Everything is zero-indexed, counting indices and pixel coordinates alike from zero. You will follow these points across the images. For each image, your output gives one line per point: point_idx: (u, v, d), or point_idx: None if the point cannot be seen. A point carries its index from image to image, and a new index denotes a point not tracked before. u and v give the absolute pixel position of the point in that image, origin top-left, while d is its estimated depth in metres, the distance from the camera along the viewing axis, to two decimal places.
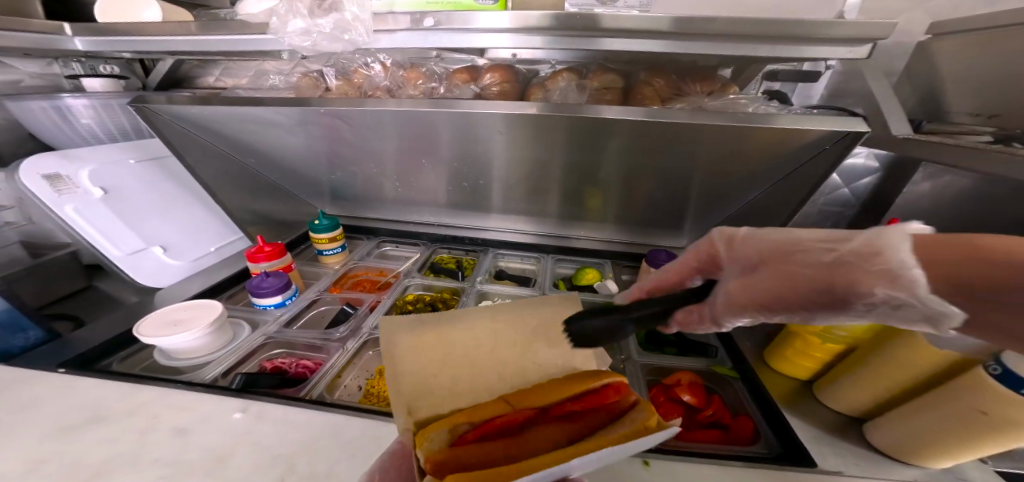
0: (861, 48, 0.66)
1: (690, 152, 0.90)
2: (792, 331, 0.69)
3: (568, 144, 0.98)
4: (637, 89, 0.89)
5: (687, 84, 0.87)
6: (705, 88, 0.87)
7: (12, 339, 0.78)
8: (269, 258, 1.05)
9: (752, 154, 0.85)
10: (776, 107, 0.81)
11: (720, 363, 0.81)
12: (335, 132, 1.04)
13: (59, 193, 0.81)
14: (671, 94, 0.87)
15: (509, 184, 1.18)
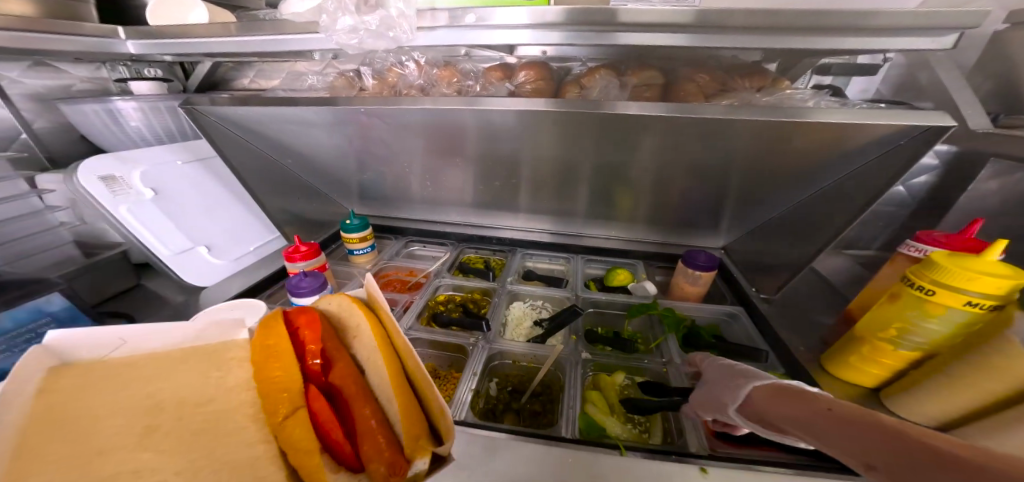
0: (946, 38, 0.61)
1: (737, 150, 0.86)
2: (857, 335, 0.62)
3: (603, 142, 0.95)
4: (680, 85, 0.86)
5: (734, 78, 0.84)
6: (754, 83, 0.83)
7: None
8: (306, 258, 1.07)
9: (804, 151, 0.81)
10: (837, 101, 0.77)
11: (772, 368, 0.77)
12: (369, 131, 1.04)
13: (114, 194, 0.85)
14: (716, 89, 0.83)
15: (540, 183, 1.17)
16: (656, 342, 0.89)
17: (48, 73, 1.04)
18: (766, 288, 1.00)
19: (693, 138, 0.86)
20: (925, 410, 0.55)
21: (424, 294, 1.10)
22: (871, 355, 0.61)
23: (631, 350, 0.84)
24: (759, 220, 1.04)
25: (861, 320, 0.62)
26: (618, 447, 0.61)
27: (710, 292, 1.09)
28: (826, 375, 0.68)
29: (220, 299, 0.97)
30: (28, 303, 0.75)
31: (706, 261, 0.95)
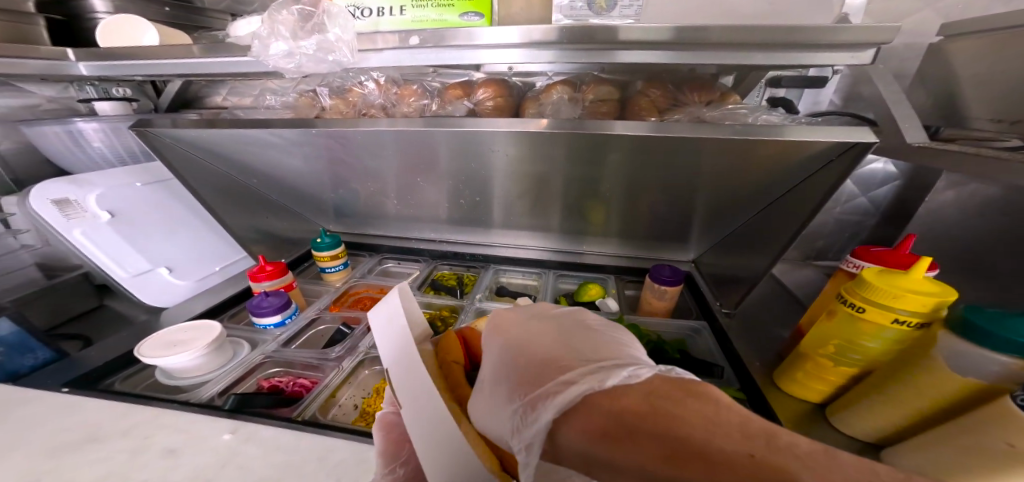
0: (864, 54, 0.61)
1: (693, 165, 0.87)
2: (800, 351, 0.65)
3: (567, 159, 0.96)
4: (633, 100, 0.87)
5: (684, 93, 0.85)
6: (703, 98, 0.84)
7: (21, 358, 0.78)
8: (271, 278, 1.06)
9: (754, 167, 0.82)
10: (779, 116, 0.78)
11: (729, 384, 0.75)
12: (330, 150, 1.05)
13: (68, 217, 0.84)
14: (667, 104, 0.85)
15: (506, 199, 1.17)
16: None
17: (12, 93, 1.05)
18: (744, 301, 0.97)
19: (659, 154, 0.85)
20: (865, 426, 0.57)
21: None
22: (814, 372, 0.63)
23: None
24: (726, 233, 1.04)
25: (804, 338, 0.63)
26: None
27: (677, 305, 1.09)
28: (773, 391, 0.69)
29: (179, 319, 0.96)
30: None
31: (671, 275, 0.94)
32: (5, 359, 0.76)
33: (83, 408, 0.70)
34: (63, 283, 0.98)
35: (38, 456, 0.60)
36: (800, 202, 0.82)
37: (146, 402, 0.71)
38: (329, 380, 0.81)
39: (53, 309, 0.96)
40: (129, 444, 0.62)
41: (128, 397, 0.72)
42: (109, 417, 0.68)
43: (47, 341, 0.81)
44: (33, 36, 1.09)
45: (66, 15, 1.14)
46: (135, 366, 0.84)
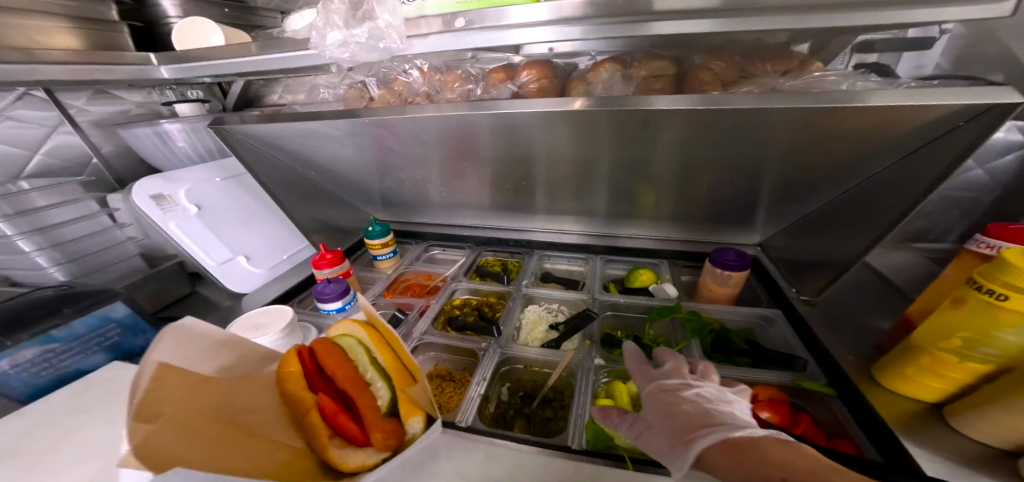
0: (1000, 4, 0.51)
1: (768, 138, 0.79)
2: (912, 345, 0.59)
3: (617, 140, 0.91)
4: (693, 74, 0.80)
5: (755, 64, 0.77)
6: (778, 68, 0.76)
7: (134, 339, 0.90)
8: (331, 265, 1.13)
9: (839, 139, 0.73)
10: (878, 81, 0.69)
11: (810, 378, 0.70)
12: (379, 140, 1.08)
13: (164, 211, 0.94)
14: (734, 77, 0.77)
15: (553, 184, 1.15)
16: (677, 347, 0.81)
17: (107, 100, 1.18)
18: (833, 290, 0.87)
19: (716, 129, 0.80)
20: (997, 429, 0.51)
21: (440, 300, 1.11)
22: (931, 368, 0.57)
23: (647, 357, 0.79)
24: (802, 213, 0.94)
25: (917, 331, 0.58)
26: (624, 460, 0.60)
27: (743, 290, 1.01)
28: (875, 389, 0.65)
29: (254, 305, 1.05)
30: (95, 312, 0.81)
31: (737, 259, 0.88)
32: (122, 339, 0.87)
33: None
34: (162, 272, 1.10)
35: None
36: (911, 173, 0.72)
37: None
38: None
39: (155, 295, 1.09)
40: None
41: None
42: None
43: (155, 325, 0.92)
44: (120, 43, 1.20)
45: (144, 22, 1.23)
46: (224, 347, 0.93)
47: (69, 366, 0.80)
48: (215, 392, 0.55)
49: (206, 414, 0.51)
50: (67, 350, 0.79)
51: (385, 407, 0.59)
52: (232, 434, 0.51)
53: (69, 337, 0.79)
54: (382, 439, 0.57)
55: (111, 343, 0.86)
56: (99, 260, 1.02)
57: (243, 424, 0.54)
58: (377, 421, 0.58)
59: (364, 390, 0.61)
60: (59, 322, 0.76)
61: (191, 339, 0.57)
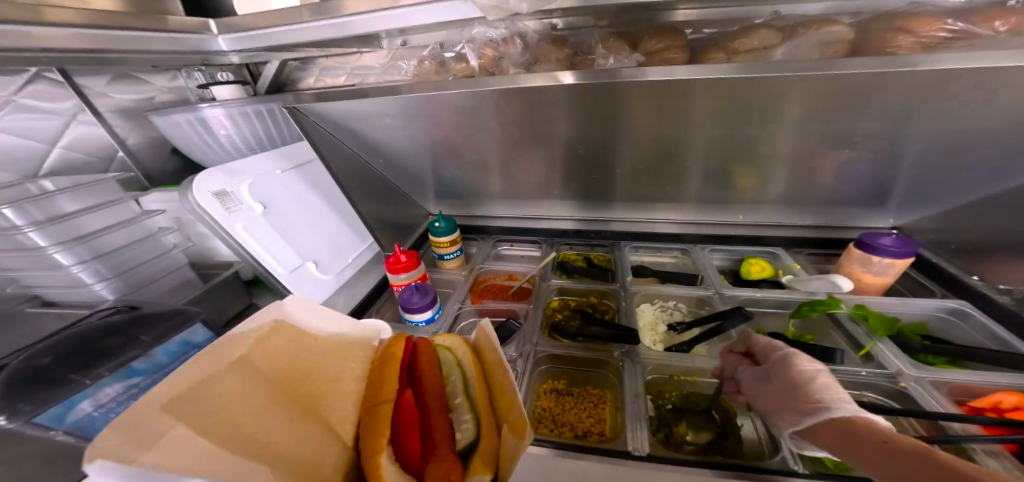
0: None
1: (935, 105, 0.70)
2: None
3: (750, 113, 0.81)
4: (882, 39, 0.69)
5: (971, 23, 0.64)
6: (1000, 26, 0.64)
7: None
8: (408, 269, 0.99)
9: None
10: None
11: None
12: (467, 121, 0.94)
13: (229, 211, 0.78)
14: (937, 41, 0.65)
15: (653, 168, 1.03)
16: (863, 349, 0.70)
17: (131, 85, 1.03)
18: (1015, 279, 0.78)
19: (844, 104, 0.74)
20: None
21: (538, 302, 0.99)
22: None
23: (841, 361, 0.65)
24: (958, 195, 0.86)
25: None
26: None
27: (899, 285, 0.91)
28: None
29: None
30: (175, 336, 0.71)
31: (894, 244, 0.79)
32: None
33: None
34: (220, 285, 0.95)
35: None
36: None
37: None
38: (516, 388, 0.74)
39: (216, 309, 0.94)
40: None
41: None
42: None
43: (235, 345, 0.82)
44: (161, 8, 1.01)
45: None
46: None
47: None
48: (267, 368, 0.44)
49: (223, 404, 0.38)
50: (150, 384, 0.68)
51: (461, 446, 0.45)
52: (284, 403, 0.42)
53: (152, 369, 0.68)
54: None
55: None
56: (146, 272, 0.89)
57: (302, 409, 0.43)
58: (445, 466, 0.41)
59: (440, 416, 0.47)
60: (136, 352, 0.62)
61: (291, 330, 0.49)
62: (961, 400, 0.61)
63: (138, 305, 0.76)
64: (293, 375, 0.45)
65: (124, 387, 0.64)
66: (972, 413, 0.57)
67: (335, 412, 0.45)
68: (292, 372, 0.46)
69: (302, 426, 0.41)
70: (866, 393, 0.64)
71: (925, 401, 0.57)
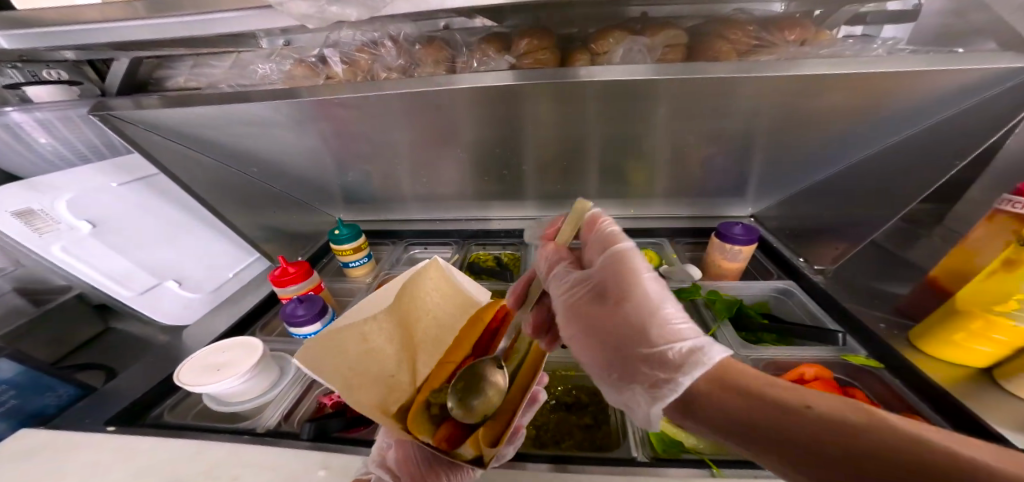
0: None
1: (756, 106, 0.81)
2: (944, 311, 0.64)
3: (608, 114, 0.88)
4: (708, 44, 0.80)
5: (772, 33, 0.78)
6: (795, 37, 0.78)
7: (40, 399, 0.65)
8: (296, 281, 0.91)
9: (824, 110, 0.79)
10: (858, 50, 0.76)
11: (852, 352, 0.70)
12: (347, 126, 0.91)
13: (41, 234, 0.72)
14: (750, 46, 0.78)
15: (546, 168, 1.07)
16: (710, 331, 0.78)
17: None
18: (819, 258, 0.95)
19: (700, 104, 0.83)
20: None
21: None
22: (980, 331, 0.59)
23: None
24: (791, 185, 0.99)
25: (962, 293, 0.60)
26: (708, 466, 0.57)
27: (752, 267, 1.03)
28: (930, 359, 0.66)
29: (203, 341, 0.84)
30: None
31: (742, 233, 0.88)
32: (19, 402, 0.63)
33: (140, 450, 0.57)
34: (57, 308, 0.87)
35: None
36: (890, 129, 0.80)
37: (214, 437, 0.60)
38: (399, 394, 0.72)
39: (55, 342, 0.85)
40: None
41: (177, 431, 0.61)
42: (181, 461, 0.55)
43: (67, 375, 0.67)
44: None
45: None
46: (176, 394, 0.71)
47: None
48: (406, 307, 0.59)
49: (410, 315, 0.60)
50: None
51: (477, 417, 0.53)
52: (375, 353, 0.54)
53: None
54: (447, 435, 0.52)
55: (5, 411, 0.61)
56: None
57: (418, 339, 0.61)
58: (457, 426, 0.54)
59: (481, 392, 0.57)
60: None
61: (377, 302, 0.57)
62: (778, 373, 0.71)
63: None
64: (363, 342, 0.53)
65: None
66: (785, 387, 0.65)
67: (421, 364, 0.60)
68: (368, 343, 0.53)
69: (417, 356, 0.60)
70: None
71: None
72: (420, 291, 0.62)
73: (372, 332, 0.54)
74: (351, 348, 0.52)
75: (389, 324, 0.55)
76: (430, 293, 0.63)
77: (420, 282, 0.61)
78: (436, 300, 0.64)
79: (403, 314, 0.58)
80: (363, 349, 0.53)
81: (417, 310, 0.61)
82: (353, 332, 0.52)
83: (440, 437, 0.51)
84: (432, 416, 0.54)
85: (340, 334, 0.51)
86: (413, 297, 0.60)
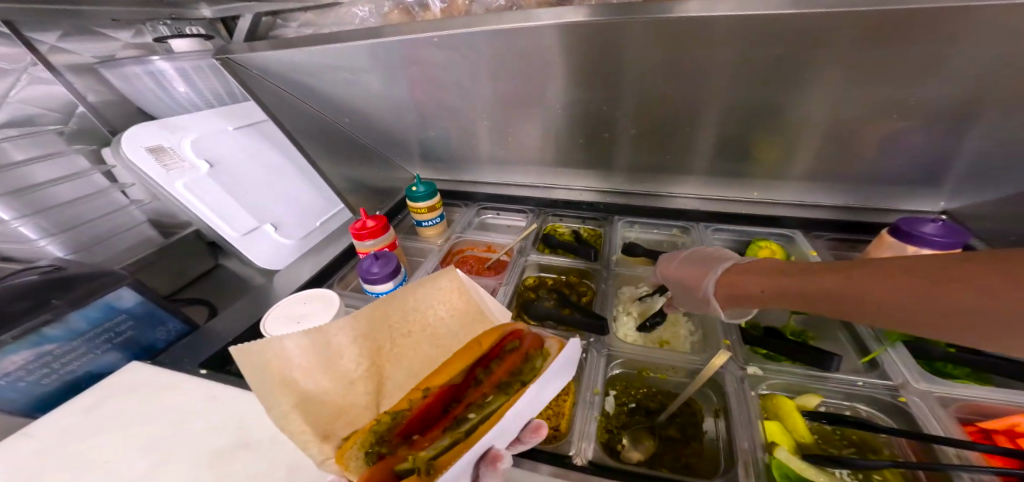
0: None
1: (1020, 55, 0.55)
2: None
3: (756, 66, 0.67)
4: None
5: None
6: None
7: (153, 332, 0.72)
8: (374, 236, 0.91)
9: None
10: None
11: None
12: (436, 74, 0.84)
13: (167, 168, 0.79)
14: None
15: (649, 134, 0.88)
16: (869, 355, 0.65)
17: (89, 40, 0.97)
18: None
19: (911, 53, 0.57)
20: None
21: (512, 277, 0.91)
22: None
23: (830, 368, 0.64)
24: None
25: None
26: None
27: None
28: None
29: (291, 287, 0.89)
30: (96, 300, 0.63)
31: (938, 233, 0.64)
32: (136, 334, 0.70)
33: (225, 393, 0.61)
34: (179, 243, 1.00)
35: (189, 461, 0.51)
36: None
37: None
38: None
39: (175, 275, 0.98)
40: (282, 452, 0.51)
41: (257, 380, 0.64)
42: (258, 412, 0.57)
43: (175, 312, 0.74)
44: None
45: None
46: (261, 342, 0.75)
47: (76, 370, 0.63)
48: (385, 324, 0.52)
49: (388, 335, 0.51)
50: (68, 351, 0.61)
51: (403, 469, 0.44)
52: (325, 374, 0.47)
53: (71, 335, 0.61)
54: (370, 476, 0.43)
55: (124, 340, 0.68)
56: (98, 228, 0.88)
57: (392, 356, 0.51)
58: (388, 469, 0.45)
59: (434, 434, 0.48)
60: (49, 318, 0.57)
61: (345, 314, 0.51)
62: (969, 419, 0.56)
63: (65, 267, 0.68)
64: (311, 356, 0.47)
65: (34, 355, 0.57)
66: (978, 437, 0.53)
67: (393, 385, 0.50)
68: (319, 359, 0.47)
69: (387, 376, 0.50)
70: (862, 408, 0.61)
71: (922, 417, 0.54)
72: (399, 304, 0.53)
73: (327, 343, 0.48)
74: (299, 359, 0.46)
75: (348, 342, 0.49)
76: (419, 311, 0.54)
77: (412, 293, 0.54)
78: (438, 317, 0.54)
79: (374, 331, 0.51)
80: (312, 364, 0.47)
81: (399, 329, 0.52)
82: (307, 343, 0.47)
83: (362, 480, 0.43)
84: (367, 452, 0.46)
85: (289, 345, 0.46)
86: (392, 314, 0.52)
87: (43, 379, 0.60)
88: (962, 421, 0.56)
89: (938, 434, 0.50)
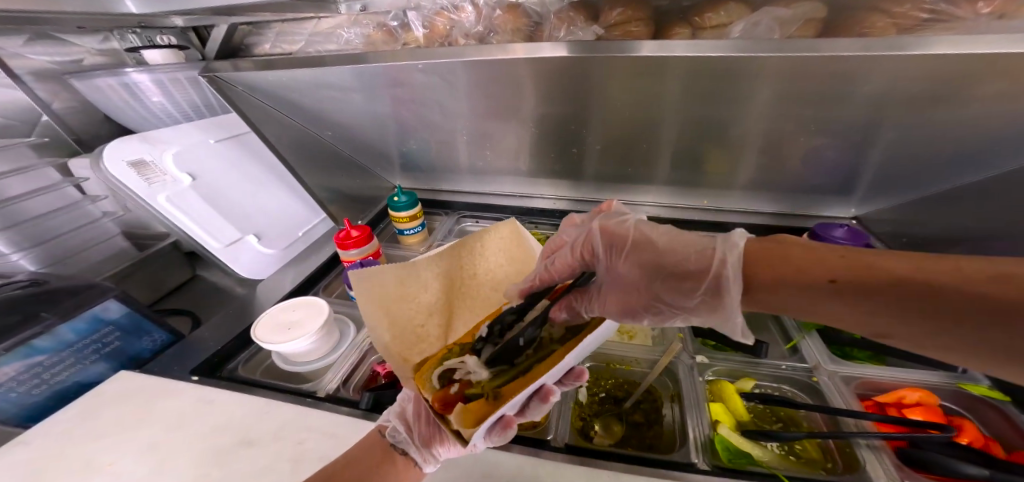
0: None
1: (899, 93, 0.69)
2: None
3: (699, 95, 0.78)
4: (853, 21, 0.69)
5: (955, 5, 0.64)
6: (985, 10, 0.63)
7: (139, 341, 0.74)
8: (359, 245, 0.94)
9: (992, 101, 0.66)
10: None
11: (973, 381, 0.65)
12: (418, 93, 0.89)
13: (149, 182, 0.80)
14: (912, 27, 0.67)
15: (615, 149, 0.99)
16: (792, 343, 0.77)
17: (52, 47, 0.94)
18: None
19: (816, 88, 0.71)
20: None
21: None
22: None
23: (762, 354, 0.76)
24: (921, 187, 0.86)
25: None
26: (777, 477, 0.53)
27: None
28: None
29: (275, 296, 0.91)
30: (84, 312, 0.65)
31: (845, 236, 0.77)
32: (123, 344, 0.72)
33: (221, 397, 0.64)
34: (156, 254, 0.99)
35: (192, 459, 0.54)
36: None
37: (285, 396, 0.64)
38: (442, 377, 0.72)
39: (151, 285, 0.98)
40: (281, 447, 0.56)
41: (249, 385, 0.67)
42: (255, 412, 0.61)
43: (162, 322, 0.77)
44: None
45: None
46: (249, 349, 0.78)
47: (65, 380, 0.65)
48: (455, 265, 0.65)
49: (460, 272, 0.65)
50: (57, 362, 0.63)
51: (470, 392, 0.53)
52: (410, 304, 0.62)
53: (58, 346, 0.63)
54: (443, 397, 0.53)
55: (111, 349, 0.70)
56: (73, 240, 0.87)
57: (465, 293, 0.65)
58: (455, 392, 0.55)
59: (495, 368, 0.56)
60: (37, 331, 0.59)
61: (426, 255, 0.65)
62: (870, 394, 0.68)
63: (45, 280, 0.69)
64: (401, 288, 0.62)
65: (25, 365, 0.59)
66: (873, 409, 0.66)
67: (460, 322, 0.64)
68: (405, 291, 0.62)
69: (457, 312, 0.64)
70: (786, 388, 0.73)
71: (831, 394, 0.66)
72: (468, 247, 0.65)
73: (413, 276, 0.62)
74: (393, 287, 0.61)
75: (427, 278, 0.63)
76: (483, 257, 0.67)
77: (479, 239, 0.66)
78: (498, 263, 0.68)
79: (445, 271, 0.64)
80: (400, 294, 0.62)
81: (467, 272, 0.66)
82: (400, 274, 0.61)
83: (435, 398, 0.53)
84: (439, 377, 0.57)
85: (387, 277, 0.60)
86: (461, 258, 0.65)
87: (32, 389, 0.61)
88: (863, 397, 0.68)
89: (841, 407, 0.62)
